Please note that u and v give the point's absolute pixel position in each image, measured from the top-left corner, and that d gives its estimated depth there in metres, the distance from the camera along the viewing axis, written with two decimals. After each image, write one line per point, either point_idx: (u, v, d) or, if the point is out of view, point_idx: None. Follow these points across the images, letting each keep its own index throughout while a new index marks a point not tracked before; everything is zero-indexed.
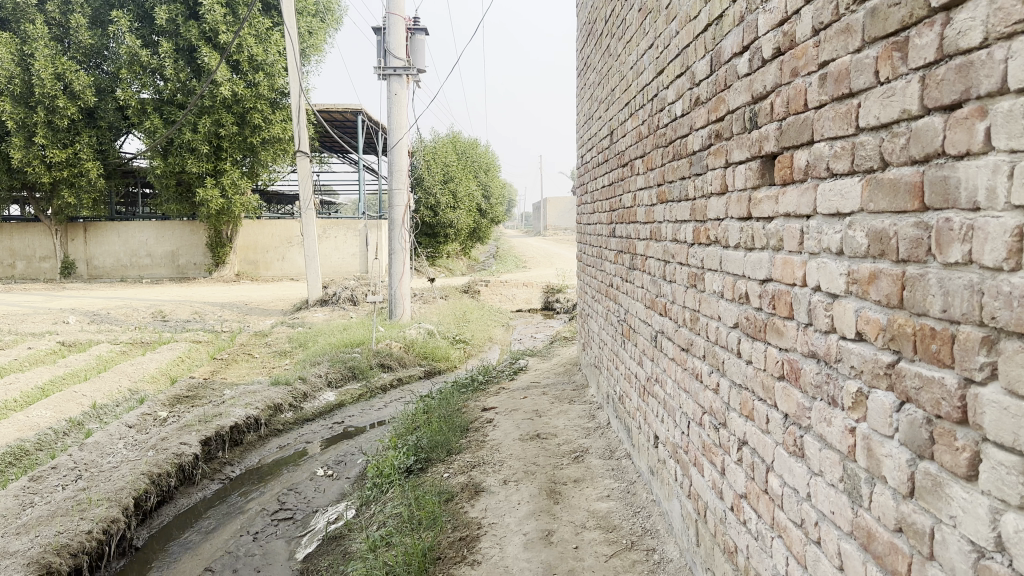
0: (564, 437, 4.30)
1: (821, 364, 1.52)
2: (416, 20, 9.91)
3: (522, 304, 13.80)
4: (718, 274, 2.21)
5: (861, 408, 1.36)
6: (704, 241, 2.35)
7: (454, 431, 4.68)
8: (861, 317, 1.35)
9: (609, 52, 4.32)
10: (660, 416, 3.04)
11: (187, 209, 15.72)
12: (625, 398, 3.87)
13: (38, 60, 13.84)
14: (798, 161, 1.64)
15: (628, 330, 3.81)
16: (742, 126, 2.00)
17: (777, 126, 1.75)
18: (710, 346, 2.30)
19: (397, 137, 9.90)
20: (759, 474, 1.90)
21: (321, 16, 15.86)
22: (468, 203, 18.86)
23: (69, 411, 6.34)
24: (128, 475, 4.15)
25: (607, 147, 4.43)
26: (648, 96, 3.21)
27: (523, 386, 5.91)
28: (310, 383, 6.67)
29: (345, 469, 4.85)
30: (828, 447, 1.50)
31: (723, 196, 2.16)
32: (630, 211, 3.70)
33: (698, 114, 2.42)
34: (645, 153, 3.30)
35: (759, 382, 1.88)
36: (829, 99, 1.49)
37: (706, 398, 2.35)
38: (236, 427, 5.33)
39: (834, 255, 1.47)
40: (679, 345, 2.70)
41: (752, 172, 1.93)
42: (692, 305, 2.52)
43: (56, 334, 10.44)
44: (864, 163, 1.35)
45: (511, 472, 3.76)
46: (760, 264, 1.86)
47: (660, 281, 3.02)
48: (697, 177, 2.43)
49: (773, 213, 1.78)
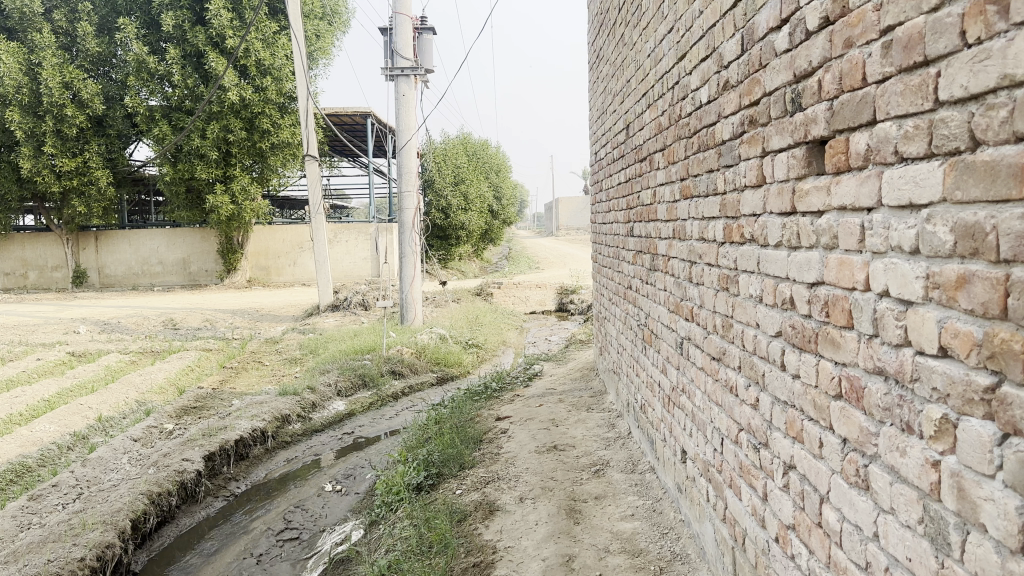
0: (582, 449, 4.07)
1: (891, 384, 1.30)
2: (422, 19, 9.73)
3: (536, 305, 13.59)
4: (755, 277, 1.98)
5: (947, 437, 1.13)
6: (737, 240, 2.12)
7: (467, 443, 4.46)
8: (946, 328, 1.13)
9: (623, 42, 4.09)
10: (689, 430, 2.81)
11: (198, 215, 15.60)
12: (647, 408, 3.64)
13: (46, 69, 13.74)
14: (854, 145, 1.41)
15: (649, 335, 3.58)
16: (781, 109, 1.77)
17: (827, 107, 1.52)
18: (746, 356, 2.07)
19: (406, 138, 9.68)
20: (811, 505, 1.67)
21: (328, 20, 15.70)
22: (480, 204, 18.67)
23: (74, 424, 6.17)
24: (126, 495, 3.96)
25: (623, 143, 4.21)
26: (667, 83, 2.99)
27: (539, 392, 5.69)
28: (319, 393, 6.47)
29: (354, 484, 4.64)
30: (902, 482, 1.27)
31: (760, 189, 1.93)
32: (649, 209, 3.48)
33: (727, 99, 2.19)
34: (666, 146, 3.07)
35: (810, 401, 1.65)
36: (896, 71, 1.25)
37: (743, 414, 2.12)
38: (242, 440, 5.14)
39: (905, 254, 1.24)
40: (709, 354, 2.47)
41: (795, 161, 1.69)
42: (724, 310, 2.29)
43: (66, 344, 10.31)
44: (947, 142, 1.12)
45: (527, 488, 3.54)
46: (808, 265, 1.63)
47: (685, 283, 2.80)
48: (728, 169, 2.20)
49: (824, 206, 1.55)
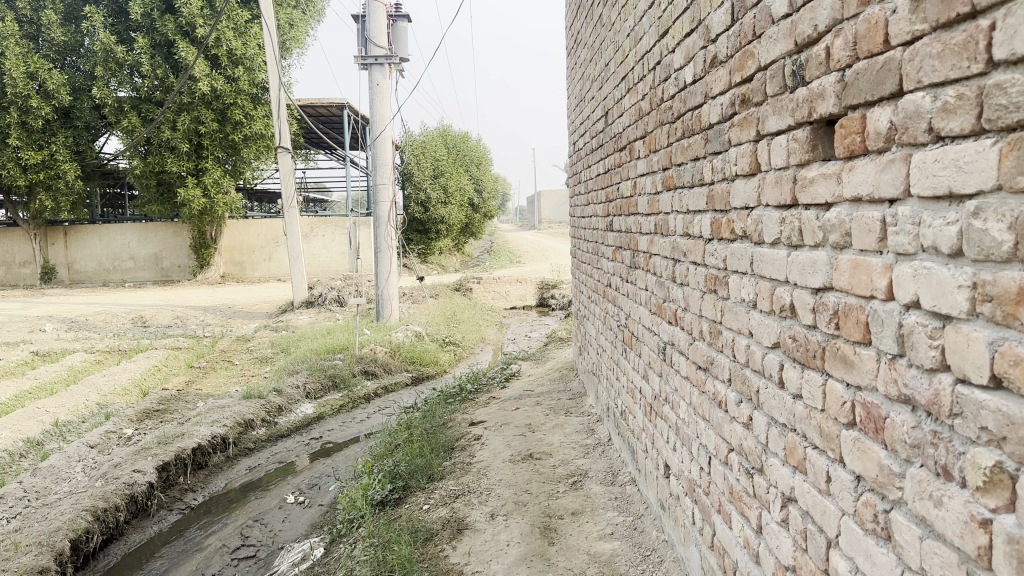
0: (560, 457, 3.81)
1: (921, 418, 1.06)
2: (397, 6, 9.39)
3: (516, 300, 13.34)
4: (748, 279, 1.73)
5: (1001, 490, 0.89)
6: (726, 236, 1.88)
7: (437, 451, 4.21)
8: (1002, 354, 0.88)
9: (601, 23, 3.83)
10: (673, 443, 2.55)
11: (169, 210, 15.17)
12: (628, 414, 3.41)
13: (9, 59, 13.24)
14: (873, 123, 1.17)
15: (629, 337, 3.34)
16: (780, 84, 1.53)
17: (837, 79, 1.27)
18: (737, 368, 1.82)
19: (380, 129, 9.36)
20: (815, 548, 1.43)
21: (302, 9, 15.29)
22: (460, 197, 18.35)
23: (28, 429, 5.84)
24: (67, 513, 3.66)
25: (601, 131, 3.96)
26: (648, 65, 2.74)
27: (516, 394, 5.43)
28: (286, 395, 6.17)
29: (317, 496, 4.37)
30: (936, 539, 1.03)
31: (753, 178, 1.68)
32: (630, 201, 3.22)
33: (716, 78, 1.94)
34: (647, 133, 2.82)
35: (815, 426, 1.40)
36: (928, 29, 1.01)
37: (734, 433, 1.87)
38: (200, 448, 4.85)
39: (943, 257, 1.00)
40: (695, 363, 2.22)
41: (796, 145, 1.45)
42: (711, 314, 2.04)
43: (29, 343, 9.92)
44: (1004, 116, 0.88)
45: (499, 504, 3.28)
46: (812, 267, 1.38)
47: (667, 283, 2.55)
48: (715, 157, 1.96)
49: (832, 198, 1.31)
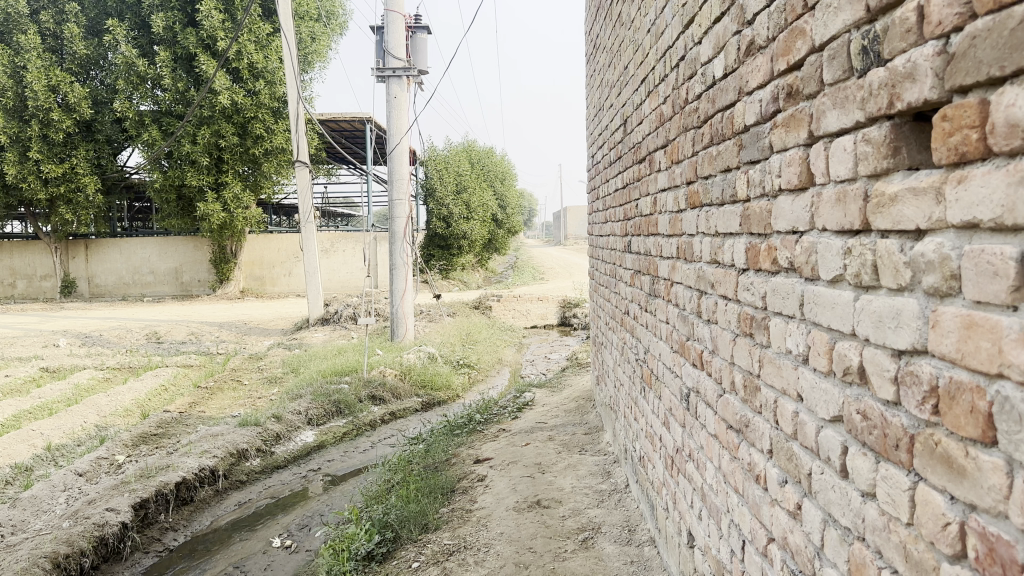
0: (570, 506, 3.39)
1: None
2: (417, 18, 9.07)
3: (537, 320, 12.89)
4: (797, 325, 1.32)
5: None
6: (765, 265, 1.48)
7: (436, 495, 3.82)
8: None
9: (620, 21, 3.46)
10: (698, 510, 2.14)
11: (190, 224, 14.96)
12: (647, 463, 2.98)
13: (32, 72, 13.18)
14: (1003, 108, 0.76)
15: (649, 374, 2.93)
16: (841, 66, 1.13)
17: (937, 48, 0.87)
18: (780, 439, 1.42)
19: (396, 142, 9.02)
20: None
21: (325, 23, 15.11)
22: (483, 213, 17.97)
23: (18, 454, 5.50)
24: (23, 560, 3.31)
25: (619, 141, 3.58)
26: (670, 63, 2.35)
27: (527, 426, 5.02)
28: (286, 422, 5.81)
29: (306, 540, 3.99)
30: None
31: (804, 193, 1.28)
32: (649, 220, 2.81)
33: (753, 67, 1.54)
34: (668, 141, 2.43)
35: (898, 543, 0.99)
36: None
37: (776, 520, 1.46)
38: (186, 483, 4.50)
39: None
40: (725, 421, 1.81)
41: (872, 146, 1.04)
42: (745, 362, 1.64)
43: (40, 359, 9.67)
44: None
45: (497, 565, 2.88)
46: (895, 318, 0.97)
47: (692, 318, 2.15)
48: (752, 167, 1.56)
49: (928, 221, 0.90)
